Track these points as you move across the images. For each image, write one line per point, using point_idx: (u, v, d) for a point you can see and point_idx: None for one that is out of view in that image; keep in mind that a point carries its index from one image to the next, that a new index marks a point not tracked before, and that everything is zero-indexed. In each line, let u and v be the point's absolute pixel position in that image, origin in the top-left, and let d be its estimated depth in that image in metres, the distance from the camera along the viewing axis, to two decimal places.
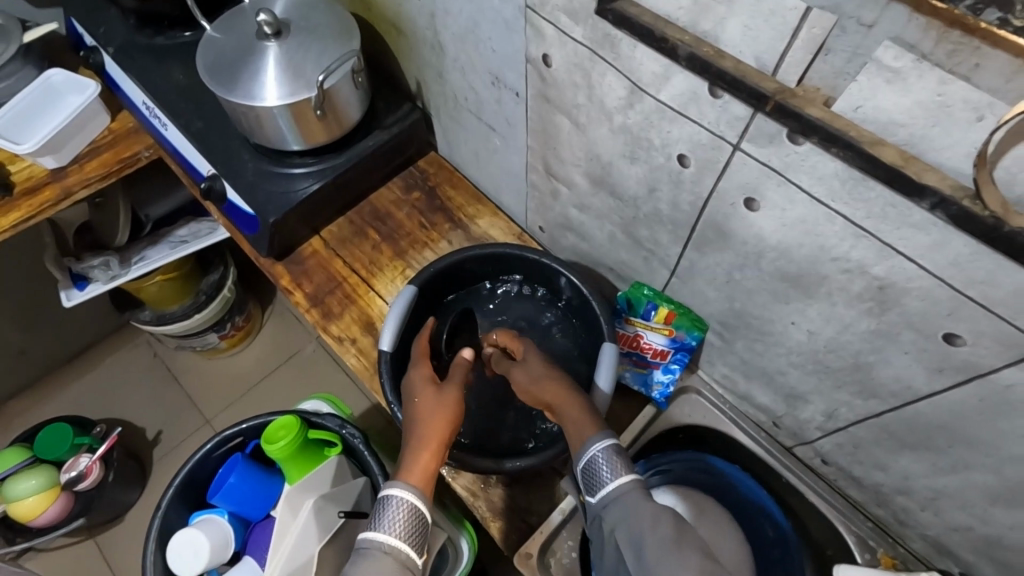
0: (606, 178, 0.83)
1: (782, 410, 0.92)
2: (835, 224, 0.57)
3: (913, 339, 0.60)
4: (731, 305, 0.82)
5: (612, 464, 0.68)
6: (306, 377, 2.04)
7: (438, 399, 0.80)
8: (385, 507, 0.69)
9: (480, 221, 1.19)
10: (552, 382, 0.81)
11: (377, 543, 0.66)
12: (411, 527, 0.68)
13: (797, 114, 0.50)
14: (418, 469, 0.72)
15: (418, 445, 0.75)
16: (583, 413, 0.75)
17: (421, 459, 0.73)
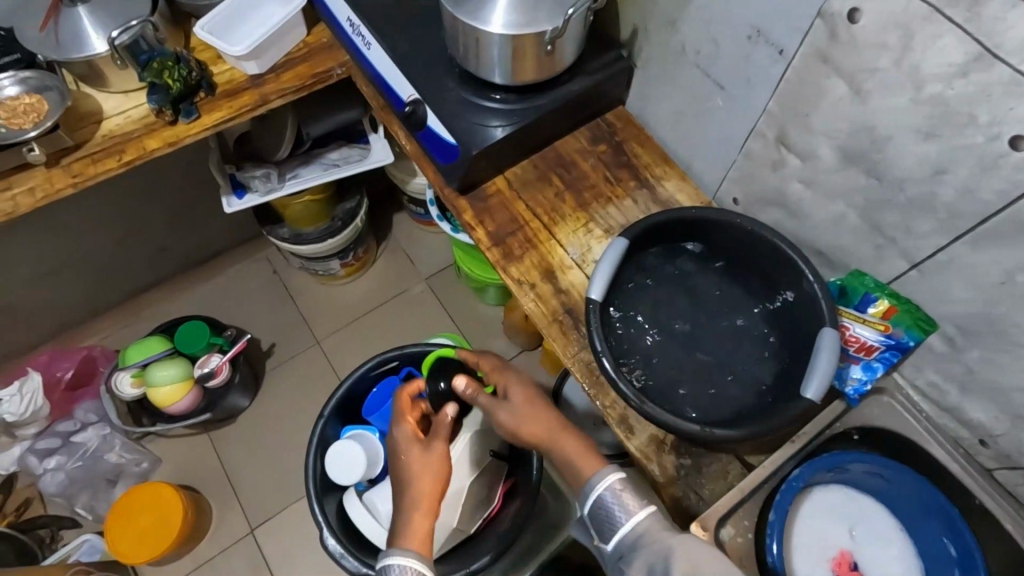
0: (872, 154, 0.78)
1: (999, 429, 0.86)
2: None
3: None
4: (986, 310, 0.77)
5: (620, 500, 0.77)
6: (416, 316, 2.06)
7: (423, 456, 0.90)
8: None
9: (668, 183, 1.15)
10: (552, 417, 0.90)
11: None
12: None
13: None
14: (414, 535, 0.82)
15: (409, 510, 0.85)
16: (586, 455, 0.84)
17: (414, 522, 0.84)
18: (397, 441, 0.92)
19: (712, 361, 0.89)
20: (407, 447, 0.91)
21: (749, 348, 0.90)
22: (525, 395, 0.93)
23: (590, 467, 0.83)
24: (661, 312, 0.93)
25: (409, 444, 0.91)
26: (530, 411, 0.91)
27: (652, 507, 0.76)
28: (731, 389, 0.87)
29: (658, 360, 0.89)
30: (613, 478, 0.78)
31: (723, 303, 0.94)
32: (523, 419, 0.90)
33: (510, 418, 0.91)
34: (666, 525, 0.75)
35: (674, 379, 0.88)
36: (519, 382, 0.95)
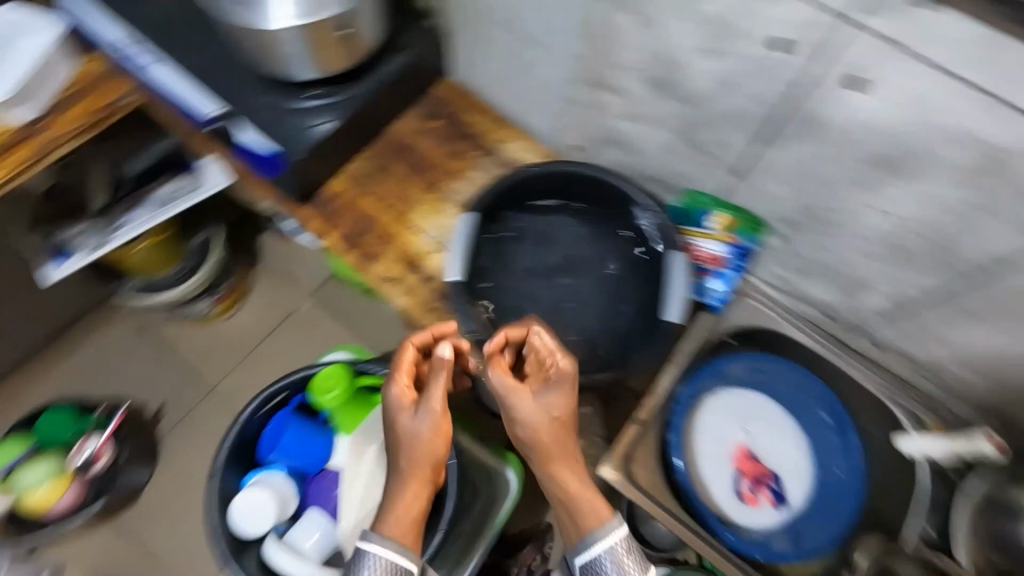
0: (672, 79, 0.80)
1: (839, 302, 0.95)
2: (954, 94, 0.58)
3: (1014, 204, 0.62)
4: (801, 201, 0.83)
5: (618, 563, 0.71)
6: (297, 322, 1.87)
7: (411, 427, 0.73)
8: (361, 562, 0.69)
9: (511, 144, 1.14)
10: (566, 454, 0.75)
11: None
12: None
13: None
14: (401, 521, 0.71)
15: (402, 482, 0.73)
16: (586, 486, 0.74)
17: (405, 505, 0.72)
18: (388, 399, 0.75)
19: (582, 312, 0.94)
20: (399, 415, 0.74)
21: (612, 291, 0.95)
22: (541, 414, 0.74)
23: (597, 518, 0.72)
24: (525, 277, 0.96)
25: (405, 401, 0.74)
26: (547, 424, 0.73)
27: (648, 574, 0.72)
28: (602, 334, 0.93)
29: (535, 323, 0.92)
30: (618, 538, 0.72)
31: (579, 253, 0.97)
32: (524, 433, 0.74)
33: (534, 411, 0.74)
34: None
35: (553, 338, 0.91)
36: (565, 378, 0.75)
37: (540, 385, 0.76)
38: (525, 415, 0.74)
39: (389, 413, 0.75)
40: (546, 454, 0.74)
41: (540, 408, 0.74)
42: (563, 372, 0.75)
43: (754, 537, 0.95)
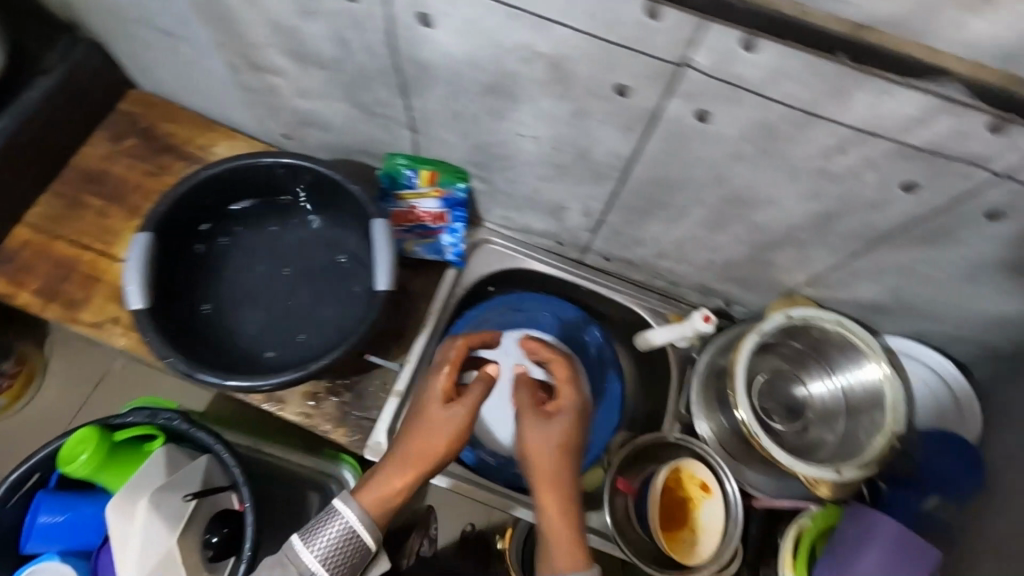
0: (301, 48, 0.78)
1: (556, 227, 0.99)
2: (496, 14, 0.59)
3: (598, 105, 0.66)
4: (471, 142, 0.84)
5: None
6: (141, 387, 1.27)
7: (449, 417, 0.70)
8: (329, 518, 0.67)
9: (218, 148, 1.08)
10: (553, 479, 0.67)
11: (303, 559, 0.65)
12: (339, 557, 0.66)
13: None
14: (379, 490, 0.68)
15: (393, 465, 0.69)
16: (572, 535, 0.64)
17: (386, 477, 0.69)
18: (426, 391, 0.73)
19: (305, 300, 0.88)
20: (430, 405, 0.71)
21: (333, 270, 0.90)
22: (564, 434, 0.68)
23: (574, 559, 0.63)
24: (238, 282, 0.89)
25: (437, 393, 0.71)
26: (553, 451, 0.67)
27: None
28: (330, 317, 0.87)
29: (254, 328, 0.86)
30: None
31: (294, 242, 0.92)
32: (539, 439, 0.68)
33: (540, 435, 0.68)
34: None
35: (275, 338, 0.86)
36: (572, 411, 0.69)
37: (544, 412, 0.70)
38: (555, 424, 0.69)
39: (421, 394, 0.73)
40: (541, 476, 0.67)
41: (568, 411, 0.69)
42: (570, 411, 0.69)
43: None
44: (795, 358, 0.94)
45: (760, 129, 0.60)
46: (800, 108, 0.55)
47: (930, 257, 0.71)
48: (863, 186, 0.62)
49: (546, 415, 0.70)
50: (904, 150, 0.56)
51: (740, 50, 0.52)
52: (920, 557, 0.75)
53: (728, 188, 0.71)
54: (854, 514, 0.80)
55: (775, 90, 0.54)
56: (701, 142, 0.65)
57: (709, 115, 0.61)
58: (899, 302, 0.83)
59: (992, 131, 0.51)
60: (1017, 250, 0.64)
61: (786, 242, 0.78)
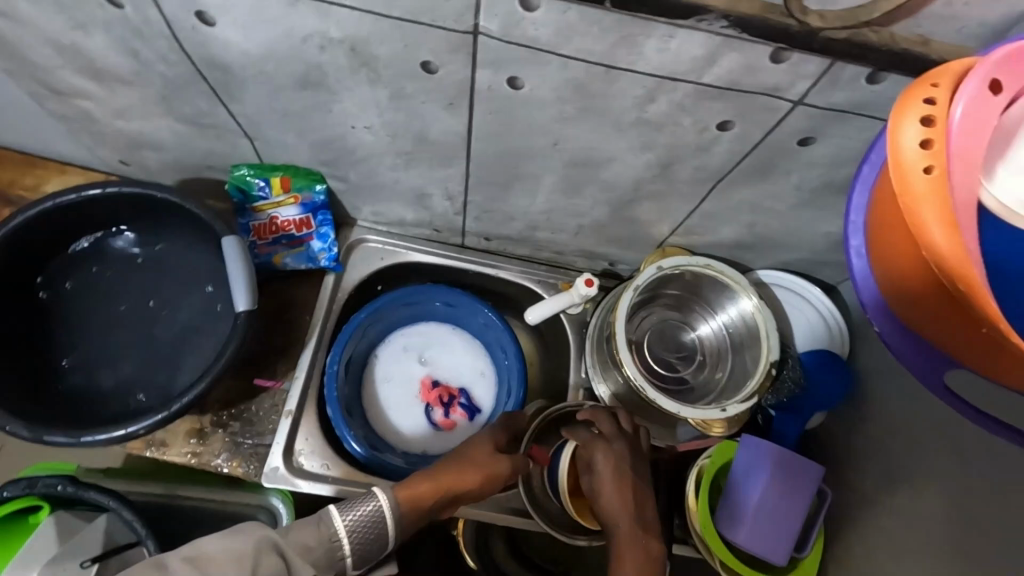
0: (95, 65, 0.71)
1: (427, 215, 0.96)
2: (271, 2, 0.55)
3: (413, 84, 0.63)
4: (309, 142, 0.80)
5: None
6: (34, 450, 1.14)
7: (490, 461, 0.78)
8: (366, 499, 0.66)
9: (49, 187, 0.99)
10: (625, 486, 0.73)
11: (331, 524, 0.62)
12: (368, 537, 0.64)
13: None
14: (415, 490, 0.70)
15: (429, 474, 0.73)
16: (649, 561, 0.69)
17: (424, 483, 0.72)
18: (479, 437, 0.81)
19: (162, 335, 0.82)
20: (482, 446, 0.80)
21: (188, 297, 0.84)
22: (624, 452, 0.76)
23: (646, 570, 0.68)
24: (85, 330, 0.81)
25: (490, 442, 0.81)
26: (629, 482, 0.73)
27: None
28: (192, 349, 0.81)
29: (110, 376, 0.79)
30: None
31: (142, 275, 0.85)
32: (596, 486, 0.74)
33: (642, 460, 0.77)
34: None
35: (135, 382, 0.79)
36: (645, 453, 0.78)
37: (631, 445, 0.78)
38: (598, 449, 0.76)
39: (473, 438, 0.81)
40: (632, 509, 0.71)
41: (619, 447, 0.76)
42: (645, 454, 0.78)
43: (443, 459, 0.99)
44: (679, 304, 0.96)
45: (571, 88, 0.59)
46: (599, 63, 0.55)
47: (767, 189, 0.73)
48: (684, 131, 0.63)
49: (587, 466, 0.77)
50: (705, 91, 0.56)
51: (522, 12, 0.51)
52: (803, 473, 0.80)
53: (567, 151, 0.70)
54: (744, 446, 0.82)
55: (569, 47, 0.53)
56: (525, 110, 0.64)
57: (520, 81, 0.60)
58: (758, 237, 0.85)
59: (773, 60, 0.52)
60: (837, 171, 0.67)
61: (639, 195, 0.78)
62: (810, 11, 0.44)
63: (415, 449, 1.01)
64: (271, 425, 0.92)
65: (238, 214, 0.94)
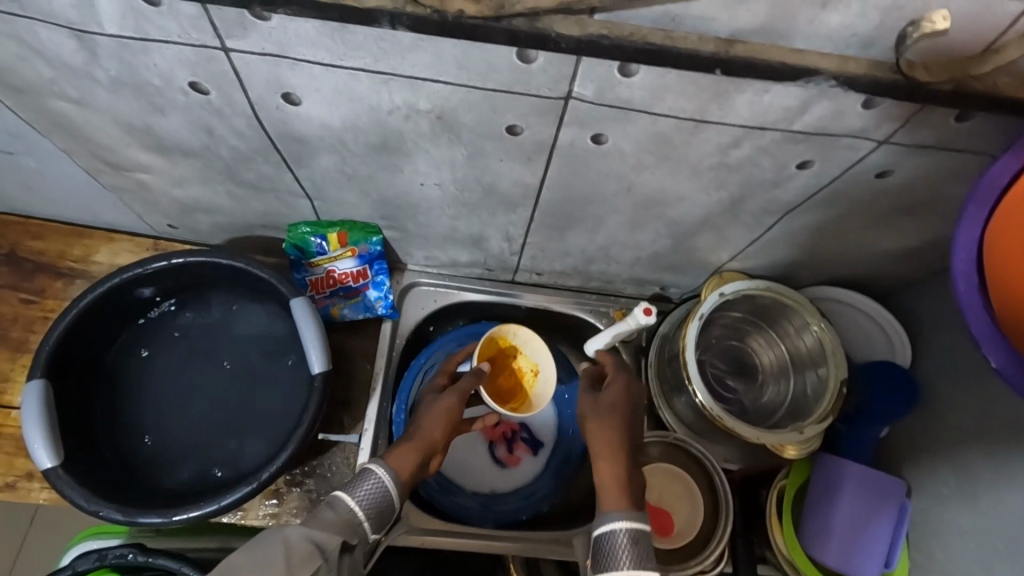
0: (162, 143, 0.71)
1: (481, 256, 0.97)
2: (362, 81, 0.55)
3: (494, 145, 0.64)
4: (373, 199, 0.80)
5: (634, 554, 0.63)
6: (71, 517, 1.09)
7: (443, 407, 0.83)
8: (365, 475, 0.71)
9: (98, 256, 0.98)
10: (620, 422, 0.76)
11: (342, 505, 0.68)
12: (377, 505, 0.70)
13: None
14: (403, 458, 0.75)
15: (407, 441, 0.78)
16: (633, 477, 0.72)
17: (408, 451, 0.76)
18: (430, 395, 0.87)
19: (239, 401, 0.82)
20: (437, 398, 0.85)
21: (260, 360, 0.84)
22: (627, 390, 0.79)
23: (613, 500, 0.68)
24: (161, 402, 0.81)
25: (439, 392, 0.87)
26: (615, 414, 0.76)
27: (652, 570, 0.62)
28: (269, 414, 0.81)
29: (189, 446, 0.79)
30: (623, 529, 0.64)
31: (213, 342, 0.85)
32: (595, 412, 0.77)
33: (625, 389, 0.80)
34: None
35: (216, 450, 0.79)
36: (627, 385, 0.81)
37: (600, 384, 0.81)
38: (612, 381, 0.81)
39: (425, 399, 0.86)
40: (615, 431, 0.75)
41: (616, 386, 0.80)
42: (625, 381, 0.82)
43: (513, 498, 0.98)
44: (736, 327, 0.98)
45: (656, 141, 0.60)
46: (689, 118, 0.56)
47: (834, 216, 0.74)
48: (764, 171, 0.64)
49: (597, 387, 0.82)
50: (792, 136, 0.57)
51: (619, 77, 0.52)
52: (887, 491, 0.81)
53: (639, 195, 0.71)
54: (822, 463, 0.84)
55: (661, 106, 0.54)
56: (603, 161, 0.65)
57: (604, 136, 0.60)
58: (817, 257, 0.87)
59: (865, 107, 0.53)
60: (908, 196, 0.68)
61: (705, 228, 0.79)
62: (915, 65, 0.45)
63: (483, 489, 0.99)
64: (346, 479, 0.92)
65: (295, 269, 0.95)
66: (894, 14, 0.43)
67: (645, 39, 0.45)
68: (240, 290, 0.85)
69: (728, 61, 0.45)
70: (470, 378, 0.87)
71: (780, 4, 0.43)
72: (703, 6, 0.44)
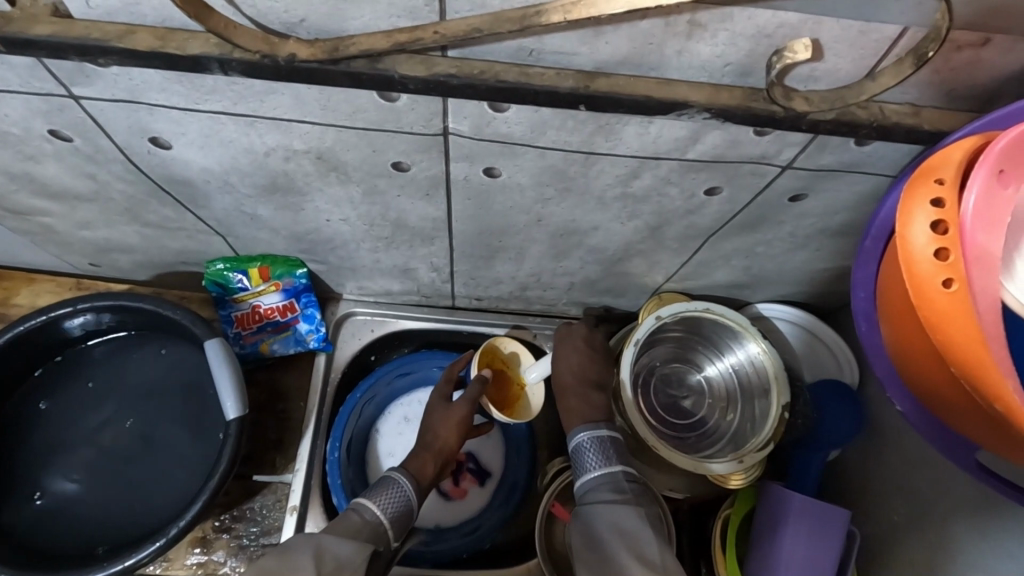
0: (49, 188, 0.67)
1: (414, 285, 0.93)
2: (226, 123, 0.52)
3: (387, 182, 0.60)
4: (285, 235, 0.77)
5: (603, 451, 0.76)
6: None
7: (450, 414, 0.84)
8: (386, 484, 0.74)
9: (18, 298, 0.95)
10: (582, 368, 0.86)
11: (367, 510, 0.70)
12: (399, 513, 0.72)
13: (52, 45, 0.39)
14: (421, 465, 0.78)
15: (420, 451, 0.80)
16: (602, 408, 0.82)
17: (421, 459, 0.79)
18: (434, 403, 0.86)
19: (152, 451, 0.78)
20: (439, 407, 0.86)
21: (174, 405, 0.80)
22: (571, 333, 0.90)
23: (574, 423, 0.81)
24: (69, 455, 0.78)
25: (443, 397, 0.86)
26: (581, 358, 0.87)
27: (624, 471, 0.74)
28: (186, 464, 0.78)
29: (100, 501, 0.76)
30: (596, 446, 0.77)
31: (124, 389, 0.81)
32: (558, 356, 0.88)
33: (589, 337, 0.90)
34: (618, 489, 0.72)
35: (127, 505, 0.76)
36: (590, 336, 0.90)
37: (569, 335, 0.90)
38: (564, 343, 0.89)
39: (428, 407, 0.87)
40: (582, 373, 0.86)
41: (576, 339, 0.89)
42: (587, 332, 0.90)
43: (456, 533, 0.94)
44: (682, 345, 0.94)
45: (551, 173, 0.57)
46: (577, 150, 0.52)
47: (759, 238, 0.71)
48: (672, 199, 0.61)
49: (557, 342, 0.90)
50: (690, 165, 0.54)
51: (492, 113, 0.48)
52: (830, 521, 0.76)
53: (551, 225, 0.68)
54: (767, 493, 0.81)
55: (545, 140, 0.51)
56: (504, 194, 0.61)
57: (497, 170, 0.57)
58: (754, 277, 0.83)
59: (758, 135, 0.49)
60: (832, 218, 0.65)
61: (631, 253, 0.76)
62: (794, 94, 0.42)
63: (428, 524, 0.95)
64: (277, 522, 0.88)
65: (219, 306, 0.91)
66: (763, 41, 0.40)
67: (497, 77, 0.41)
68: (159, 333, 0.82)
69: (591, 97, 0.42)
70: (478, 386, 0.84)
71: (638, 34, 0.40)
72: (556, 40, 0.41)
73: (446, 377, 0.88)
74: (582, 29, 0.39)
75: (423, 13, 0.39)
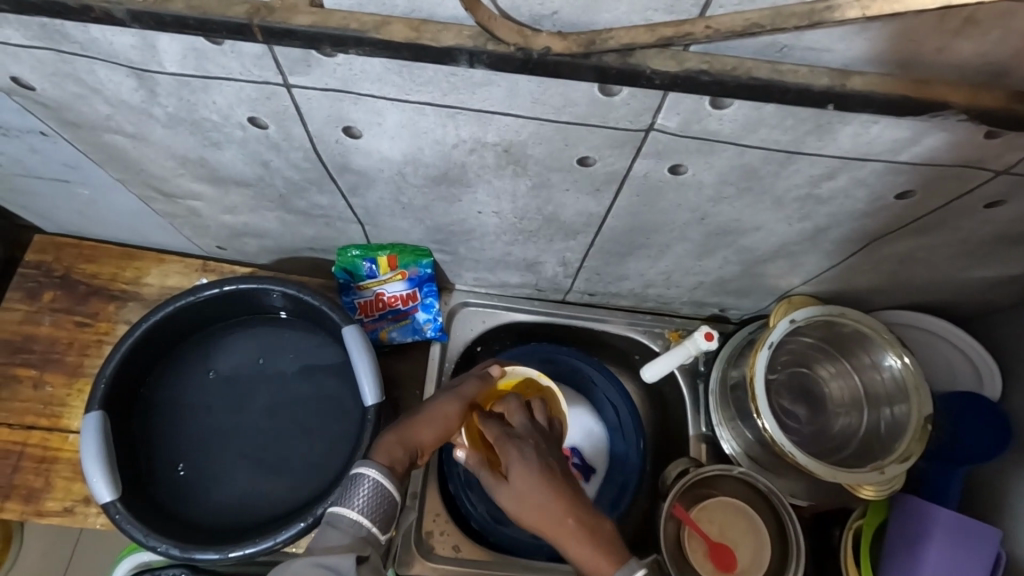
0: (216, 172, 0.68)
1: (534, 278, 0.92)
2: (427, 114, 0.52)
3: (562, 177, 0.60)
4: (426, 225, 0.77)
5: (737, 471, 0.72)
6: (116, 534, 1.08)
7: (444, 410, 0.70)
8: (356, 486, 0.62)
9: (149, 278, 0.94)
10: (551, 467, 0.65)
11: (343, 520, 0.60)
12: (380, 508, 0.61)
13: (312, 35, 0.40)
14: (396, 451, 0.66)
15: (400, 433, 0.68)
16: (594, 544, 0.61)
17: (399, 446, 0.67)
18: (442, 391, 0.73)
19: (289, 430, 0.80)
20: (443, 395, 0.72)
21: (316, 389, 0.82)
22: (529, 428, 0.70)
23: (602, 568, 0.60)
24: (211, 434, 0.80)
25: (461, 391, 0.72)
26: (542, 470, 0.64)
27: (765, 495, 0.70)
28: (321, 447, 0.79)
29: (241, 478, 0.78)
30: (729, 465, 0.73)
31: (263, 373, 0.83)
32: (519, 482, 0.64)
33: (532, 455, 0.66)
34: None
35: (269, 484, 0.78)
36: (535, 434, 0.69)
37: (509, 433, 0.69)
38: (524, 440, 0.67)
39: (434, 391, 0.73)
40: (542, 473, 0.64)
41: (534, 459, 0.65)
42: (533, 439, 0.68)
43: None
44: (803, 352, 0.92)
45: (740, 173, 0.55)
46: (783, 149, 0.51)
47: (926, 243, 0.68)
48: (856, 202, 0.59)
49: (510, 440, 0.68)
50: (895, 167, 0.52)
51: (710, 109, 0.47)
52: (982, 536, 0.74)
53: (712, 224, 0.66)
54: (902, 504, 0.79)
55: (753, 137, 0.50)
56: (679, 191, 0.60)
57: (683, 167, 0.56)
58: (899, 283, 0.80)
59: (986, 137, 0.47)
60: (1015, 225, 0.62)
61: (777, 256, 0.74)
62: None
63: None
64: None
65: (342, 292, 0.93)
66: None
67: (750, 74, 0.40)
68: (293, 314, 0.84)
69: (844, 95, 0.41)
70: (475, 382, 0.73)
71: (904, 32, 0.38)
72: (815, 37, 0.39)
73: (479, 373, 0.75)
74: (853, 26, 0.38)
75: (685, 7, 0.38)
